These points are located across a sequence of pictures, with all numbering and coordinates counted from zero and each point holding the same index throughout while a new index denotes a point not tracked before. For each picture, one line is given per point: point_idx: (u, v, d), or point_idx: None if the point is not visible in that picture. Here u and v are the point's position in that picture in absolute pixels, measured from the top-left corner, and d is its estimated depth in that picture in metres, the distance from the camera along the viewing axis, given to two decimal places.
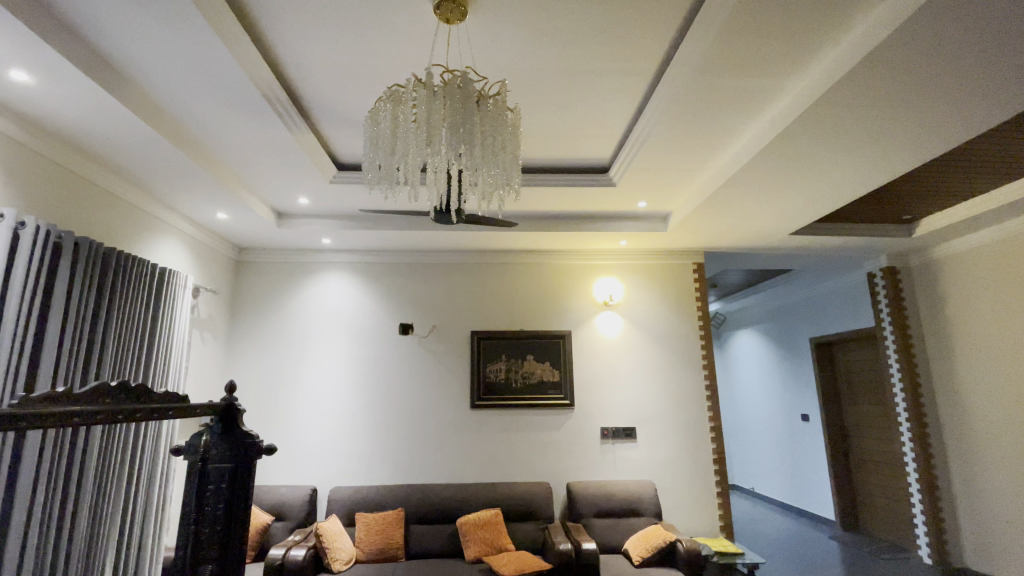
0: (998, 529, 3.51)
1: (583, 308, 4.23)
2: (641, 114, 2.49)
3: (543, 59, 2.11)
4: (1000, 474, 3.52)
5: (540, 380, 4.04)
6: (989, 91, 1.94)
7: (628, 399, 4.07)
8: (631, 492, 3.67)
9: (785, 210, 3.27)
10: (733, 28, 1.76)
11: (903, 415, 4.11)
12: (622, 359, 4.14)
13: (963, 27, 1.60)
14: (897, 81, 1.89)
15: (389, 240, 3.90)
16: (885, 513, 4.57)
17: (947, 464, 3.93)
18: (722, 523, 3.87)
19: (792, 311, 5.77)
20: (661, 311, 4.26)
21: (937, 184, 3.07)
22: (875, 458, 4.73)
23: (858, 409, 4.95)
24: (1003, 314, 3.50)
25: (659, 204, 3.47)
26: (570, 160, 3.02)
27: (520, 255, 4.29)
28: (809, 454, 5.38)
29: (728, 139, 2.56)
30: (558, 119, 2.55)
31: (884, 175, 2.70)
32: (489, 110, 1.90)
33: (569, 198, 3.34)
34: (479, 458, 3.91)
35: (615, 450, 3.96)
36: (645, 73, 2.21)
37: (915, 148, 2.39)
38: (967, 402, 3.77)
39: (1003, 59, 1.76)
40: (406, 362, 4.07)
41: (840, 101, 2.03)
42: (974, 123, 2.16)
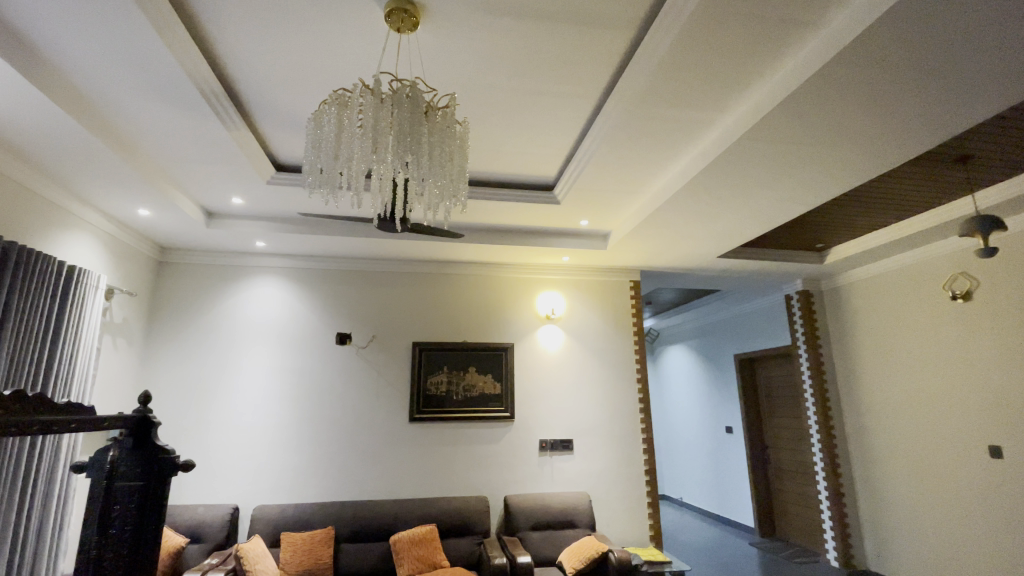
0: (897, 532, 3.86)
1: (525, 321, 4.28)
2: (585, 136, 2.60)
3: (493, 75, 2.16)
4: (897, 480, 3.88)
5: (481, 393, 4.03)
6: (885, 136, 2.20)
7: (567, 411, 4.14)
8: (567, 503, 3.72)
9: (714, 234, 3.49)
10: (673, 59, 1.88)
11: (815, 427, 4.45)
12: (562, 372, 4.22)
13: (863, 78, 1.82)
14: (809, 121, 2.10)
15: (328, 246, 3.79)
16: (798, 520, 4.90)
17: (851, 473, 4.29)
18: (652, 532, 4.00)
19: (719, 328, 6.12)
20: (600, 325, 4.39)
21: (845, 215, 3.39)
22: (790, 467, 5.07)
23: (776, 422, 5.30)
24: (902, 335, 3.89)
25: (600, 223, 3.61)
26: (515, 176, 3.08)
27: (464, 266, 4.29)
28: (733, 463, 5.69)
29: (662, 165, 2.71)
30: (505, 135, 2.61)
31: (798, 205, 2.96)
32: (437, 122, 1.92)
33: (513, 212, 3.39)
34: (415, 473, 3.83)
35: (554, 461, 4.01)
36: (589, 98, 2.32)
37: (826, 181, 2.65)
38: (870, 415, 4.15)
39: (897, 109, 2.00)
40: (341, 373, 3.94)
41: (761, 136, 2.22)
42: (873, 162, 2.42)
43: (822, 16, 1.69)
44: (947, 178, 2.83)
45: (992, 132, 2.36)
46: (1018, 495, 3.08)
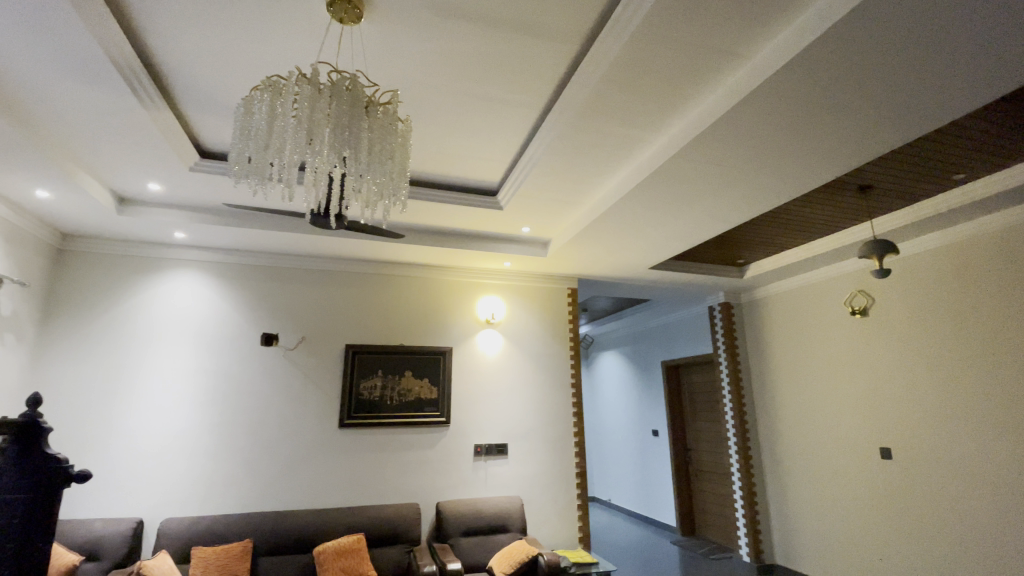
0: (801, 527, 4.20)
1: (464, 325, 4.26)
2: (528, 144, 2.64)
3: (438, 76, 2.14)
4: (802, 479, 4.22)
5: (416, 398, 3.95)
6: (798, 162, 2.40)
7: (502, 416, 4.16)
8: (499, 508, 3.73)
9: (647, 246, 3.65)
10: (613, 76, 1.95)
11: (732, 430, 4.75)
12: (499, 376, 4.23)
13: (781, 109, 1.99)
14: (734, 144, 2.26)
15: (256, 240, 3.59)
16: (715, 519, 5.19)
17: (763, 473, 4.61)
18: (581, 534, 4.09)
19: (649, 336, 6.39)
20: (537, 331, 4.45)
21: (765, 234, 3.66)
22: (709, 469, 5.36)
23: (698, 425, 5.60)
24: (810, 345, 4.25)
25: (541, 230, 3.66)
26: (457, 179, 3.07)
27: (402, 267, 4.20)
28: (658, 465, 5.95)
29: (601, 177, 2.81)
30: (448, 138, 2.60)
31: (722, 222, 3.16)
32: (379, 118, 1.87)
33: (455, 215, 3.37)
34: (343, 480, 3.68)
35: (487, 466, 4.00)
36: (533, 107, 2.36)
37: (747, 201, 2.85)
38: (780, 419, 4.49)
39: (809, 138, 2.20)
40: (265, 375, 3.72)
41: (691, 155, 2.36)
42: (788, 185, 2.64)
43: (748, 47, 1.82)
44: (850, 204, 3.14)
45: (886, 165, 2.64)
46: (900, 491, 3.44)
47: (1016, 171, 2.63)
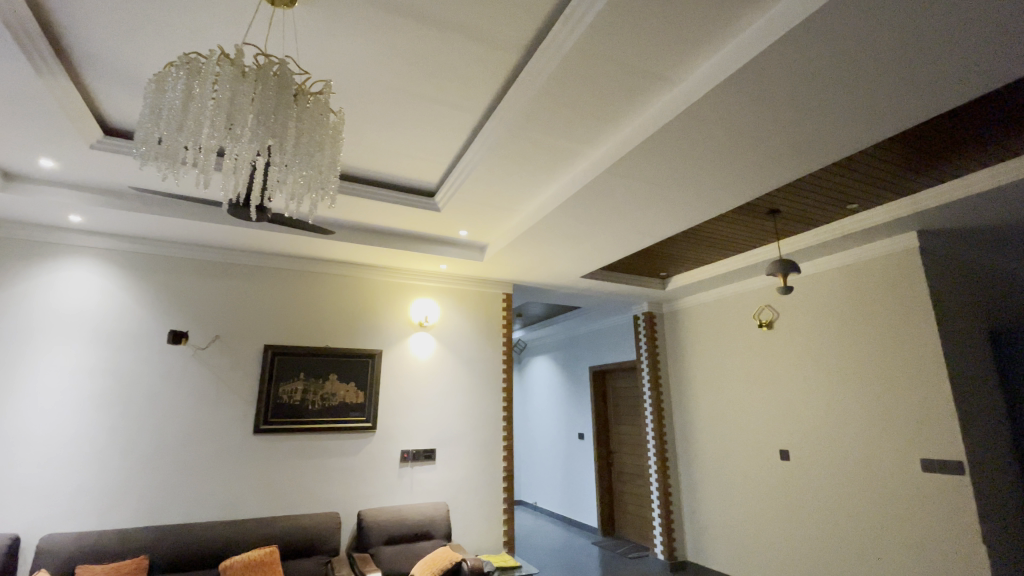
0: (710, 524, 4.47)
1: (395, 327, 4.16)
2: (468, 148, 2.64)
3: (376, 71, 2.09)
4: (713, 479, 4.51)
5: (341, 402, 3.79)
6: (718, 182, 2.58)
7: (432, 420, 4.10)
8: (425, 514, 3.66)
9: (579, 255, 3.75)
10: (550, 90, 2.00)
11: (652, 434, 4.98)
12: (430, 380, 4.17)
13: (704, 132, 2.13)
14: (661, 162, 2.39)
15: (167, 228, 3.30)
16: (634, 520, 5.41)
17: (679, 475, 4.87)
18: (506, 538, 4.10)
19: (579, 342, 6.57)
20: (471, 335, 4.43)
21: (688, 249, 3.89)
22: (630, 471, 5.58)
23: (621, 429, 5.81)
24: (723, 354, 4.56)
25: (478, 235, 3.66)
26: (393, 177, 3.00)
27: (332, 265, 4.03)
28: (583, 468, 6.11)
29: (537, 185, 2.85)
30: (385, 135, 2.54)
31: (650, 235, 3.32)
32: (309, 108, 1.79)
33: (390, 214, 3.29)
34: (257, 488, 3.45)
35: (413, 472, 3.92)
36: (473, 112, 2.36)
37: (672, 216, 3.02)
38: (695, 423, 4.76)
39: (728, 161, 2.37)
40: (171, 376, 3.42)
41: (624, 170, 2.47)
42: (709, 203, 2.83)
43: (676, 72, 1.94)
44: (763, 226, 3.41)
45: (794, 191, 2.90)
46: (797, 490, 3.78)
47: (897, 203, 2.98)
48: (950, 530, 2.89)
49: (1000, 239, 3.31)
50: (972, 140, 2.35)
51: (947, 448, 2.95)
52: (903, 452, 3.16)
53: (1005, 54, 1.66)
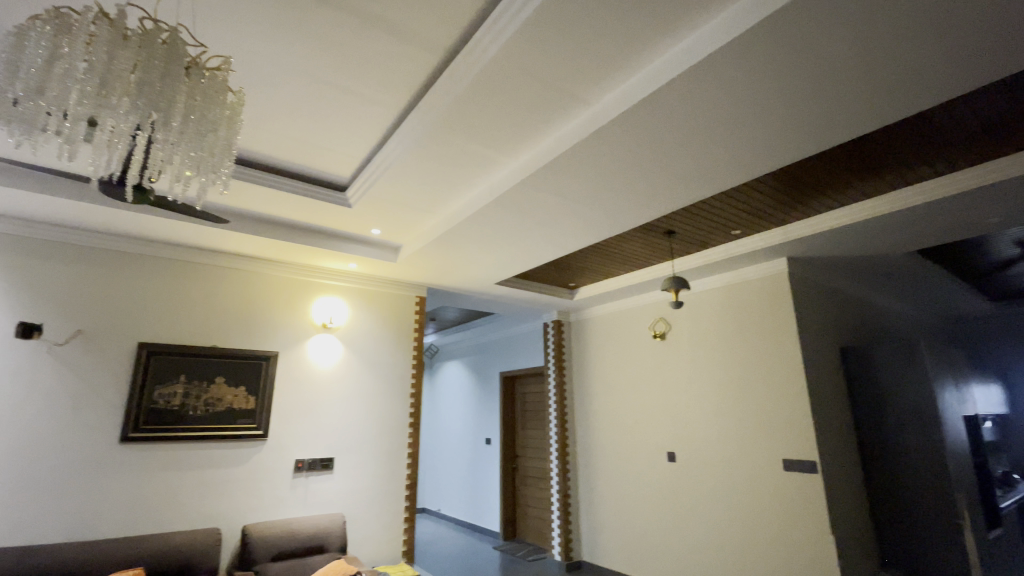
0: (604, 524, 4.69)
1: (295, 327, 3.91)
2: (383, 145, 2.57)
3: (286, 55, 1.97)
4: (608, 481, 4.74)
5: (228, 408, 3.47)
6: (623, 200, 2.75)
7: (332, 427, 3.89)
8: (318, 527, 3.45)
9: (493, 262, 3.79)
10: (470, 96, 2.00)
11: (554, 438, 5.13)
12: (332, 385, 3.96)
13: (613, 152, 2.26)
14: (573, 177, 2.50)
15: (21, 203, 2.83)
16: (535, 523, 5.52)
17: (578, 478, 5.06)
18: (404, 548, 3.99)
19: (491, 347, 6.62)
20: (379, 338, 4.28)
21: (596, 262, 4.08)
22: (533, 475, 5.70)
23: (527, 435, 5.92)
24: (622, 362, 4.83)
25: (392, 235, 3.56)
26: (300, 168, 2.83)
27: (226, 257, 3.71)
28: (488, 472, 6.16)
29: (453, 191, 2.85)
30: (294, 122, 2.39)
31: (560, 246, 3.45)
32: (202, 83, 1.63)
33: (296, 207, 3.10)
34: (119, 505, 3.05)
35: (308, 482, 3.69)
36: (391, 110, 2.31)
37: (582, 229, 3.16)
38: (595, 427, 4.99)
39: (633, 180, 2.53)
40: (16, 375, 2.92)
41: (537, 182, 2.54)
42: (615, 219, 3.00)
43: (591, 94, 2.04)
44: (662, 244, 3.68)
45: (690, 215, 3.16)
46: (681, 489, 4.10)
47: (773, 232, 3.38)
48: (804, 521, 3.30)
49: (852, 267, 3.86)
50: (833, 182, 2.72)
51: (804, 449, 3.36)
52: (770, 453, 3.54)
53: (858, 109, 1.95)
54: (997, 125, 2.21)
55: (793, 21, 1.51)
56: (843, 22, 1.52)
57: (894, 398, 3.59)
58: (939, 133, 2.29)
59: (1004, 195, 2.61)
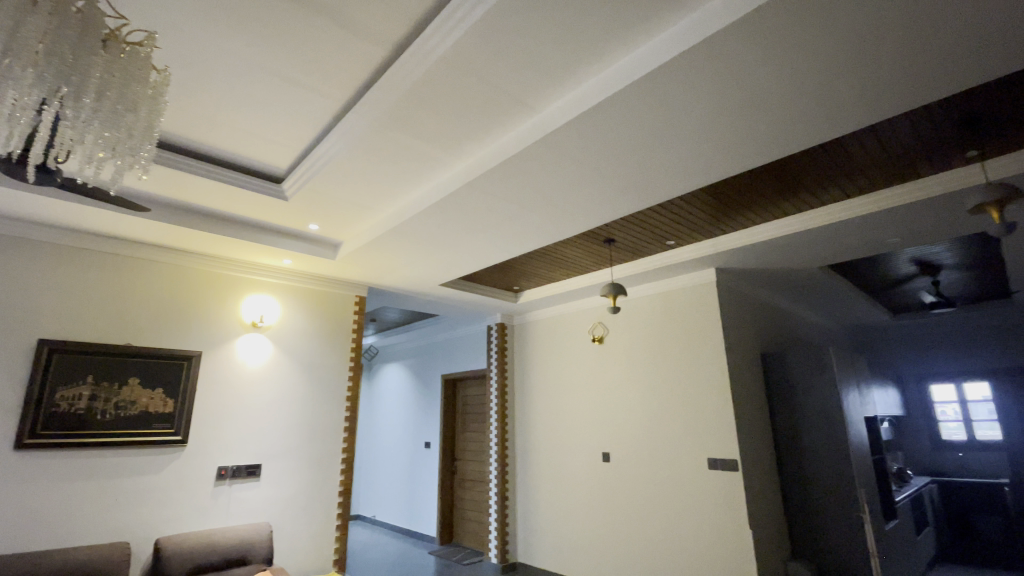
0: (540, 525, 4.74)
1: (222, 326, 3.68)
2: (323, 138, 2.48)
3: (220, 36, 1.86)
4: (546, 483, 4.81)
5: (142, 412, 3.20)
6: (565, 207, 2.81)
7: (260, 431, 3.70)
8: (242, 538, 3.26)
9: (437, 263, 3.76)
10: (418, 93, 1.98)
11: (494, 441, 5.15)
12: (261, 387, 3.77)
13: (556, 158, 2.31)
14: (517, 182, 2.53)
15: None
16: (473, 526, 5.50)
17: (516, 480, 5.09)
18: (336, 556, 3.84)
19: (432, 349, 6.54)
20: (314, 338, 4.12)
21: (539, 266, 4.14)
22: (472, 478, 5.68)
23: (467, 438, 5.89)
24: (562, 366, 4.92)
25: (331, 231, 3.44)
26: (232, 157, 2.67)
27: (146, 248, 3.44)
28: (426, 476, 6.07)
29: (396, 189, 2.80)
30: (225, 107, 2.26)
31: (504, 249, 3.48)
32: (121, 59, 1.52)
33: (228, 197, 2.93)
34: (7, 520, 2.72)
35: (232, 490, 3.48)
36: (333, 102, 2.23)
37: (525, 234, 3.21)
38: (534, 430, 5.04)
39: (575, 187, 2.59)
40: None
41: (482, 184, 2.55)
42: (557, 224, 3.06)
43: (537, 101, 2.07)
44: (601, 252, 3.79)
45: (628, 224, 3.28)
46: (614, 488, 4.22)
47: (704, 244, 3.58)
48: (726, 517, 3.49)
49: (772, 279, 4.17)
50: (757, 199, 2.92)
51: (728, 448, 3.57)
52: (697, 453, 3.73)
53: (779, 132, 2.11)
54: (895, 156, 2.47)
55: (725, 44, 1.61)
56: (769, 50, 1.64)
57: (806, 400, 3.89)
58: (848, 161, 2.52)
59: (900, 218, 2.91)
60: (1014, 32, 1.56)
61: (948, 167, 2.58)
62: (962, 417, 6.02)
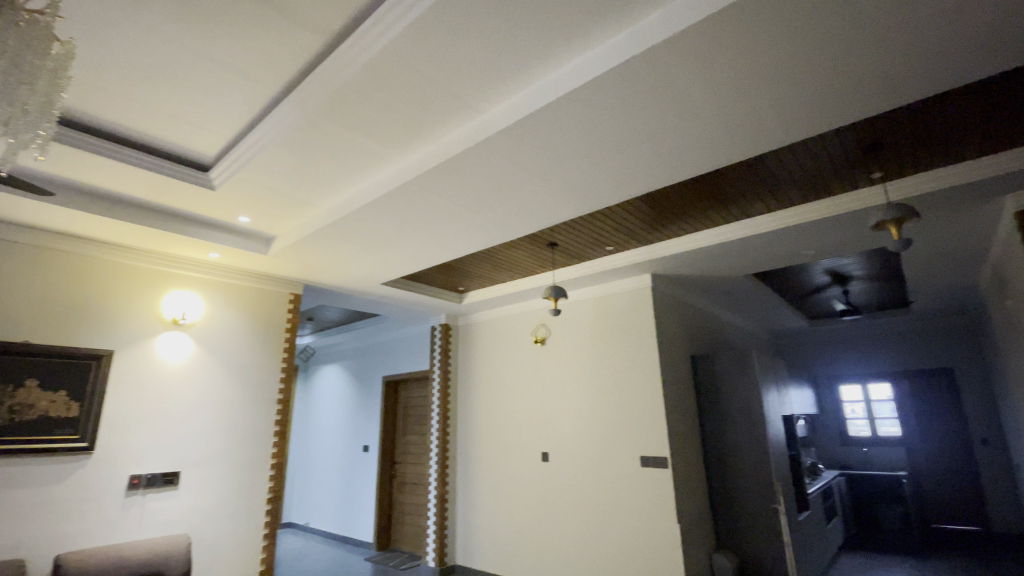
0: (479, 527, 4.73)
1: (139, 323, 3.42)
2: (254, 127, 2.36)
3: (138, 10, 1.72)
4: (485, 485, 4.81)
5: (41, 416, 2.90)
6: (506, 209, 2.84)
7: (180, 437, 3.46)
8: (156, 552, 3.03)
9: (378, 262, 3.67)
10: (357, 86, 1.92)
11: (435, 443, 5.08)
12: (182, 389, 3.53)
13: (497, 161, 2.33)
14: (459, 182, 2.52)
15: None
16: (411, 530, 5.41)
17: (456, 482, 5.05)
18: (262, 567, 3.66)
19: (373, 350, 6.38)
20: (243, 337, 3.91)
21: (483, 267, 4.14)
22: (411, 481, 5.58)
23: (407, 440, 5.79)
24: (504, 367, 4.95)
25: (263, 225, 3.28)
26: (151, 141, 2.49)
27: (51, 236, 3.12)
28: (363, 481, 5.91)
29: (334, 184, 2.71)
30: (143, 87, 2.10)
31: (445, 250, 3.46)
32: (17, 27, 1.38)
33: (148, 185, 2.73)
34: None
35: (146, 501, 3.24)
36: (266, 90, 2.12)
37: (468, 235, 3.20)
38: (476, 431, 5.03)
39: (517, 190, 2.62)
40: None
41: (422, 184, 2.52)
42: (498, 226, 3.08)
43: (480, 103, 2.07)
44: (544, 255, 3.85)
45: (569, 228, 3.35)
46: (552, 488, 4.29)
47: (642, 250, 3.72)
48: (657, 512, 3.63)
49: (704, 285, 4.40)
50: (690, 209, 3.06)
51: (660, 446, 3.71)
52: (631, 452, 3.86)
53: (709, 146, 2.23)
54: (811, 173, 2.67)
55: (659, 58, 1.68)
56: (699, 68, 1.73)
57: (732, 400, 4.12)
58: (770, 177, 2.70)
59: (814, 232, 3.15)
60: (907, 66, 1.74)
61: (855, 186, 2.83)
62: (868, 414, 6.57)
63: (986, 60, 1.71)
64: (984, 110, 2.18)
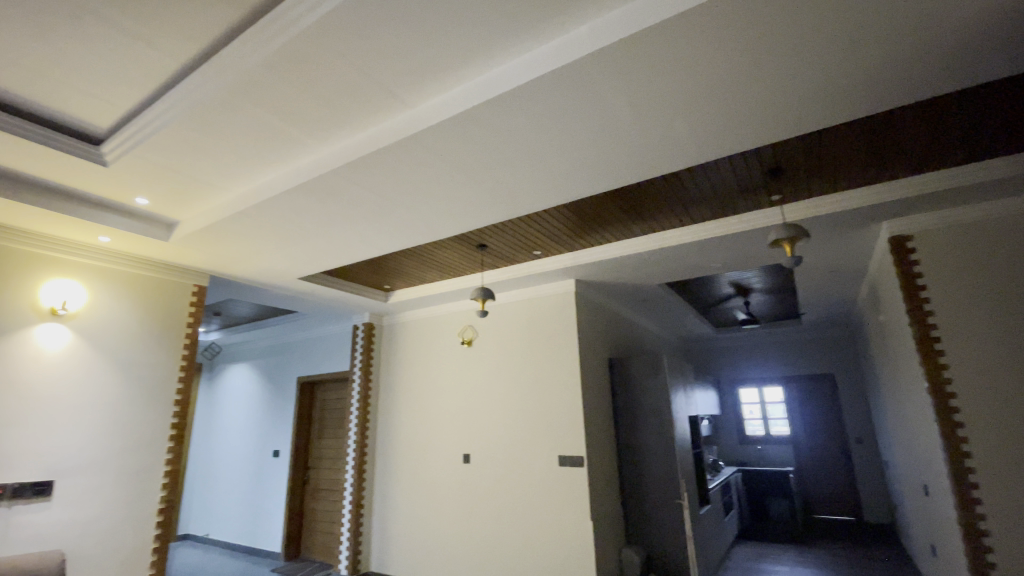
0: (396, 532, 4.62)
1: (7, 312, 2.99)
2: (157, 100, 2.15)
3: None
4: (403, 488, 4.71)
5: None
6: (432, 208, 2.81)
7: (53, 441, 3.06)
8: (21, 569, 2.64)
9: (296, 255, 3.48)
10: (278, 65, 1.82)
11: (352, 446, 4.90)
12: (58, 387, 3.13)
13: (425, 159, 2.30)
14: (384, 177, 2.46)
15: None
16: (323, 537, 5.16)
17: (373, 486, 4.90)
18: None
19: (289, 349, 6.04)
20: (136, 331, 3.54)
21: (408, 266, 4.06)
22: (326, 486, 5.34)
23: (322, 443, 5.53)
24: (427, 368, 4.89)
25: (165, 208, 3.00)
26: (28, 104, 2.18)
27: None
28: (271, 488, 5.56)
29: (248, 169, 2.54)
30: (19, 42, 1.83)
31: (368, 246, 3.36)
32: None
33: (22, 154, 2.39)
34: None
35: (9, 515, 2.83)
36: (172, 61, 1.95)
37: (392, 232, 3.13)
38: (396, 433, 4.92)
39: (444, 189, 2.61)
40: None
41: (345, 175, 2.43)
42: (423, 225, 3.05)
43: (409, 96, 2.04)
44: (472, 256, 3.86)
45: (497, 231, 3.38)
46: (471, 489, 4.28)
47: (566, 256, 3.84)
48: (572, 510, 3.74)
49: (623, 292, 4.61)
50: (611, 218, 3.21)
51: (577, 446, 3.84)
52: (550, 451, 3.95)
53: (629, 159, 2.36)
54: (719, 191, 2.89)
55: (585, 69, 1.75)
56: (622, 82, 1.82)
57: (645, 402, 4.34)
58: (683, 192, 2.89)
59: (720, 245, 3.41)
60: (798, 98, 1.95)
61: (755, 206, 3.10)
62: (762, 415, 7.22)
63: (860, 99, 1.96)
64: (859, 144, 2.49)
